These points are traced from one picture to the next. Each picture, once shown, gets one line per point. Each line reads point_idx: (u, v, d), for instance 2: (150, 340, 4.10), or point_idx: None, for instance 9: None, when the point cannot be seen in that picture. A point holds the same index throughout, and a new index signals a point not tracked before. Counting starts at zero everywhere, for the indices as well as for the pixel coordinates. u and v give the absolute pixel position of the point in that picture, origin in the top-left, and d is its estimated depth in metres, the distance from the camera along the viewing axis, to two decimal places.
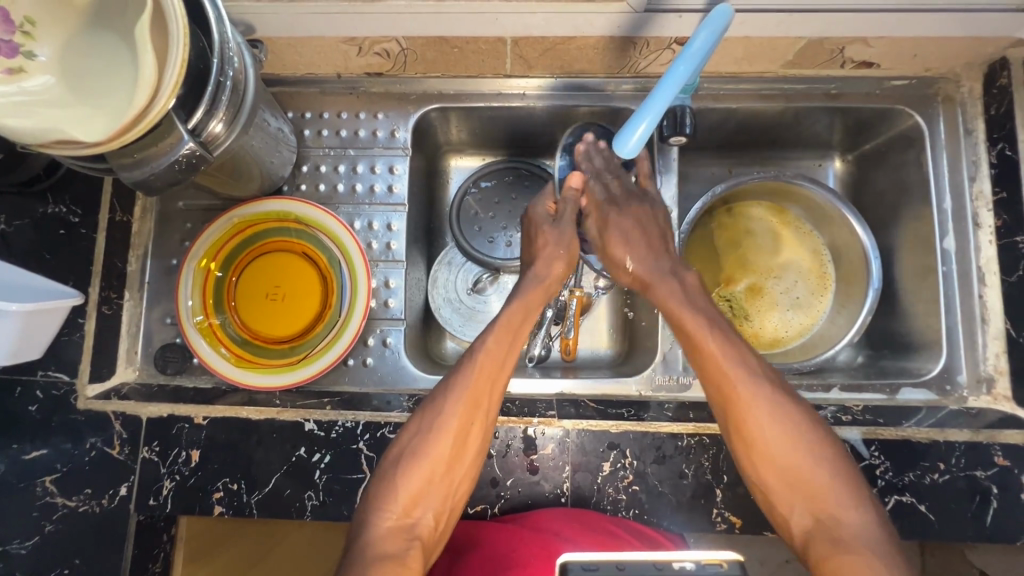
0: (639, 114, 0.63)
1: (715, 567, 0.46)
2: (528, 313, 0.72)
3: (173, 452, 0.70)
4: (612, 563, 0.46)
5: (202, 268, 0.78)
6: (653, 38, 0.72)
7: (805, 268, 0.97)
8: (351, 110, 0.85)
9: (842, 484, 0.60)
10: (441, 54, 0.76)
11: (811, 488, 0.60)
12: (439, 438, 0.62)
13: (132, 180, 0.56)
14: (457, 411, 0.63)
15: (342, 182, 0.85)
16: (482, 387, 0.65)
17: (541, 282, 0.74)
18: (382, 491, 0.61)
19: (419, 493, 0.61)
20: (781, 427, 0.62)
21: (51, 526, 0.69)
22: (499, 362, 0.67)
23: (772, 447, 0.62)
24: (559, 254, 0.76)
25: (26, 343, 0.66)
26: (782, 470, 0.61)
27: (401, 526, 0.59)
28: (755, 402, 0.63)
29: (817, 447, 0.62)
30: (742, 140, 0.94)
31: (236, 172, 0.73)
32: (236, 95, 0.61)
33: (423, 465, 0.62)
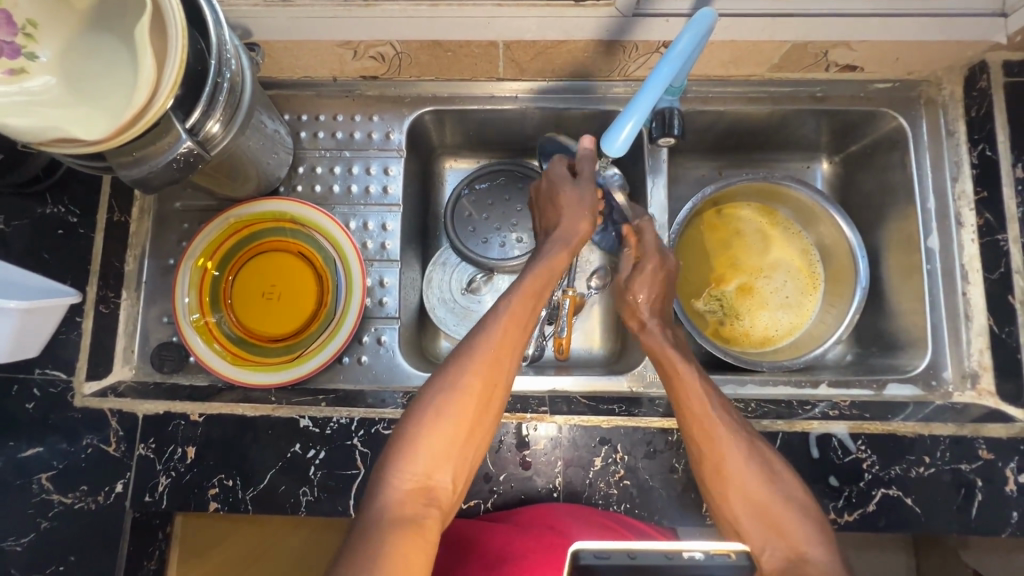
0: (626, 112, 0.64)
1: (722, 557, 0.51)
2: (551, 271, 0.71)
3: (168, 449, 0.71)
4: (624, 552, 0.50)
5: (199, 267, 0.79)
6: (641, 42, 0.73)
7: (794, 267, 0.98)
8: (347, 113, 0.87)
9: (810, 522, 0.57)
10: (435, 57, 0.78)
11: (783, 530, 0.57)
12: (463, 397, 0.60)
13: (130, 179, 0.57)
14: (479, 370, 0.61)
15: (338, 184, 0.86)
16: (505, 348, 0.64)
17: (566, 246, 0.73)
18: (400, 452, 0.59)
19: (439, 453, 0.59)
20: (757, 469, 0.61)
21: (47, 524, 0.69)
22: (521, 324, 0.66)
23: (748, 485, 0.60)
24: (581, 218, 0.75)
25: (23, 341, 0.67)
26: (755, 505, 0.59)
27: (420, 490, 0.58)
28: (730, 435, 0.62)
29: (792, 492, 0.60)
30: (731, 143, 0.96)
31: (233, 173, 0.74)
32: (234, 95, 0.62)
33: (446, 425, 0.59)
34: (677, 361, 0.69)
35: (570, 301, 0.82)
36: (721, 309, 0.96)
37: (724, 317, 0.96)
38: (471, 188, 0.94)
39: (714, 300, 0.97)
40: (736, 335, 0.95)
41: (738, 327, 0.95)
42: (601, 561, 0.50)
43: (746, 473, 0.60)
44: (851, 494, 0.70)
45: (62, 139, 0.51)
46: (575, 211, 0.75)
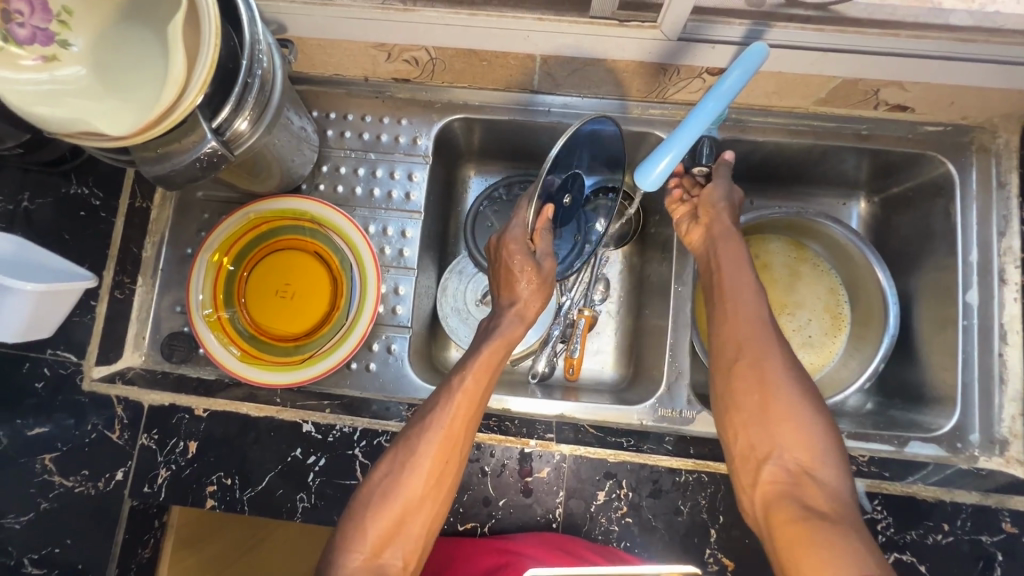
0: (665, 146, 0.63)
1: None
2: (503, 345, 0.72)
3: (170, 442, 0.71)
4: None
5: (215, 261, 0.78)
6: (684, 67, 0.72)
7: (820, 307, 0.96)
8: (375, 113, 0.85)
9: (826, 451, 0.61)
10: (470, 66, 0.77)
11: (799, 444, 0.62)
12: (408, 481, 0.63)
13: (154, 176, 0.55)
14: (429, 454, 0.63)
15: (360, 185, 0.85)
16: (458, 422, 0.65)
17: (522, 322, 0.75)
18: (350, 531, 0.62)
19: (390, 533, 0.62)
20: (793, 393, 0.64)
21: (46, 504, 0.70)
22: (478, 398, 0.67)
23: (771, 417, 0.63)
24: (537, 298, 0.75)
25: (36, 322, 0.67)
26: (773, 422, 0.63)
27: (370, 565, 0.61)
28: (767, 365, 0.65)
29: (818, 420, 0.62)
30: (765, 174, 0.93)
31: (256, 169, 0.73)
32: (266, 94, 0.61)
33: (391, 506, 0.62)
34: (724, 277, 0.72)
35: (586, 320, 0.86)
36: None
37: None
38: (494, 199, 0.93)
39: None
40: None
41: None
42: None
43: (776, 402, 0.64)
44: None
45: (86, 132, 0.50)
46: (540, 290, 0.75)
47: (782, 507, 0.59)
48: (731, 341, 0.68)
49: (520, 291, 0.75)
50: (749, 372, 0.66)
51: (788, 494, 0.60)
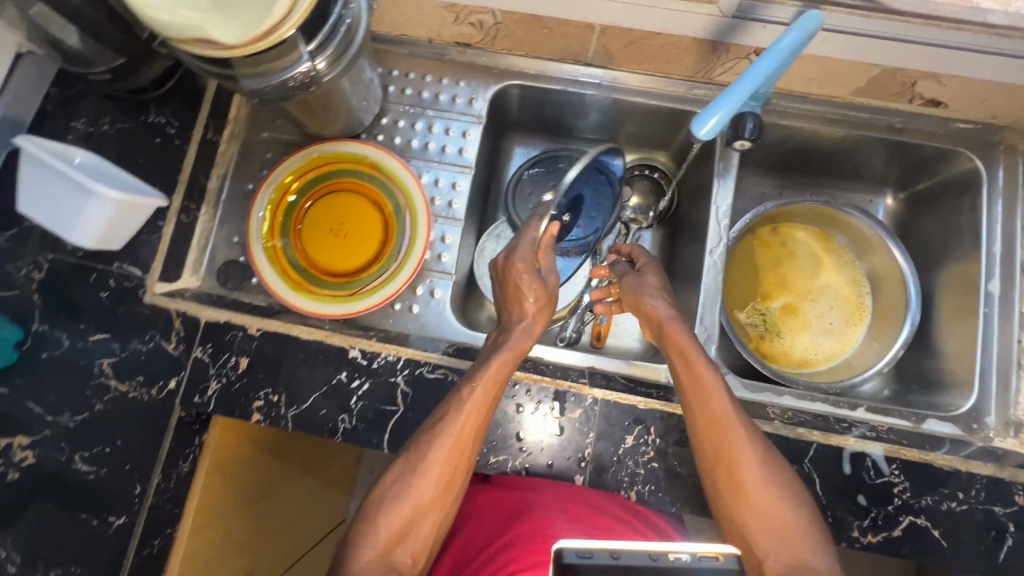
0: (721, 101, 0.66)
1: (711, 560, 0.50)
2: (512, 363, 0.70)
3: (223, 356, 0.74)
4: (607, 552, 0.50)
5: (277, 195, 0.83)
6: (734, 46, 0.77)
7: (842, 296, 1.00)
8: (436, 74, 0.90)
9: (808, 527, 0.63)
10: (531, 32, 0.82)
11: (786, 532, 0.62)
12: (417, 483, 0.65)
13: (252, 91, 0.61)
14: (439, 460, 0.65)
15: (416, 139, 0.89)
16: (467, 429, 0.66)
17: (530, 336, 0.72)
18: (366, 528, 0.65)
19: (401, 533, 0.65)
20: (766, 466, 0.65)
21: (100, 406, 0.74)
22: (484, 407, 0.68)
23: (756, 492, 0.63)
24: (551, 307, 0.75)
25: (113, 231, 0.72)
26: (763, 508, 0.63)
27: (382, 559, 0.64)
28: (745, 445, 0.65)
29: (792, 486, 0.65)
30: (797, 163, 0.98)
31: (327, 109, 0.78)
32: (346, 36, 0.63)
33: (402, 507, 0.65)
34: (693, 364, 0.69)
35: None
36: (764, 325, 0.99)
37: (765, 333, 0.98)
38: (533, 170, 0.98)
39: (757, 313, 0.99)
40: (775, 352, 0.97)
41: (777, 345, 0.98)
42: (582, 561, 0.49)
43: (758, 479, 0.64)
44: (878, 516, 0.69)
45: (199, 38, 0.54)
46: (545, 305, 0.74)
47: None
48: (710, 437, 0.66)
49: (525, 310, 0.73)
50: (729, 459, 0.65)
51: None
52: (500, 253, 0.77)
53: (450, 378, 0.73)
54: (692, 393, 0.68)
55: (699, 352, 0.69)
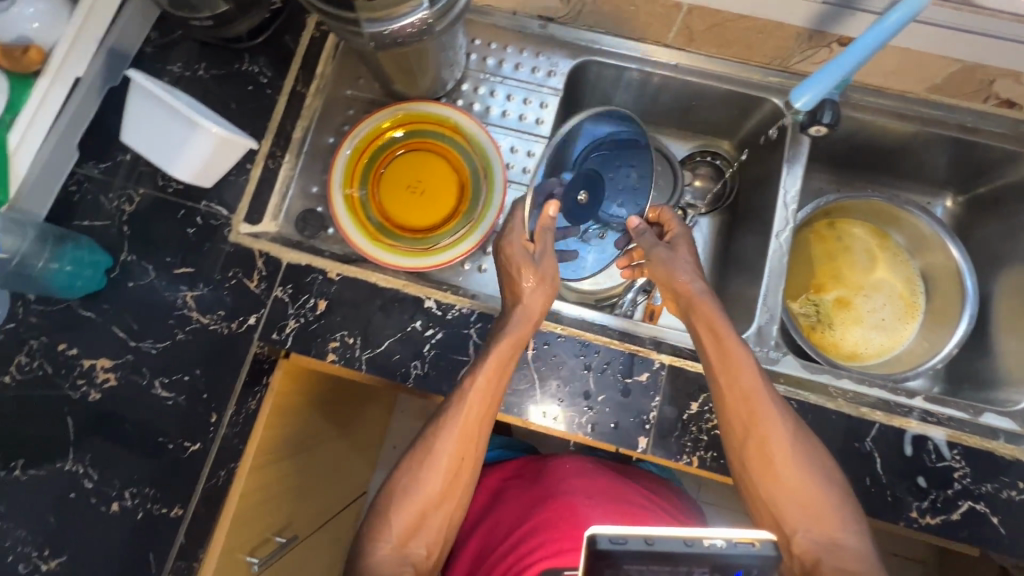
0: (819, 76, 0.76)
1: (746, 545, 0.50)
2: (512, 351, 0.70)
3: (302, 297, 0.77)
4: (640, 537, 0.50)
5: (358, 150, 0.85)
6: (818, 33, 0.78)
7: (895, 293, 1.01)
8: (518, 46, 0.92)
9: (842, 504, 0.64)
10: (617, 9, 0.84)
11: (816, 512, 0.64)
12: (432, 469, 0.67)
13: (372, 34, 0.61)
14: (450, 449, 0.68)
15: (495, 106, 0.91)
16: (473, 419, 0.68)
17: (531, 321, 0.71)
18: (379, 521, 0.67)
19: (416, 525, 0.67)
20: (795, 450, 0.66)
21: (182, 335, 0.76)
22: (489, 397, 0.69)
23: (787, 475, 0.65)
24: (541, 293, 0.72)
25: (210, 169, 0.75)
26: (794, 491, 0.65)
27: (399, 551, 0.66)
28: (776, 430, 0.66)
29: (823, 467, 0.66)
30: (860, 159, 0.99)
31: (419, 68, 0.80)
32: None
33: (416, 498, 0.67)
34: (722, 348, 0.69)
35: None
36: (816, 316, 1.00)
37: (817, 324, 0.99)
38: None
39: (810, 304, 1.00)
40: (826, 343, 0.98)
41: (829, 337, 0.99)
42: (616, 546, 0.49)
43: (788, 465, 0.65)
44: (937, 498, 0.70)
45: None
46: (540, 291, 0.72)
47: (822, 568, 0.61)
48: (737, 428, 0.67)
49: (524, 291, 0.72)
50: (757, 447, 0.66)
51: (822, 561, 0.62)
52: (500, 241, 0.76)
53: None
54: (723, 379, 0.69)
55: (731, 340, 0.69)
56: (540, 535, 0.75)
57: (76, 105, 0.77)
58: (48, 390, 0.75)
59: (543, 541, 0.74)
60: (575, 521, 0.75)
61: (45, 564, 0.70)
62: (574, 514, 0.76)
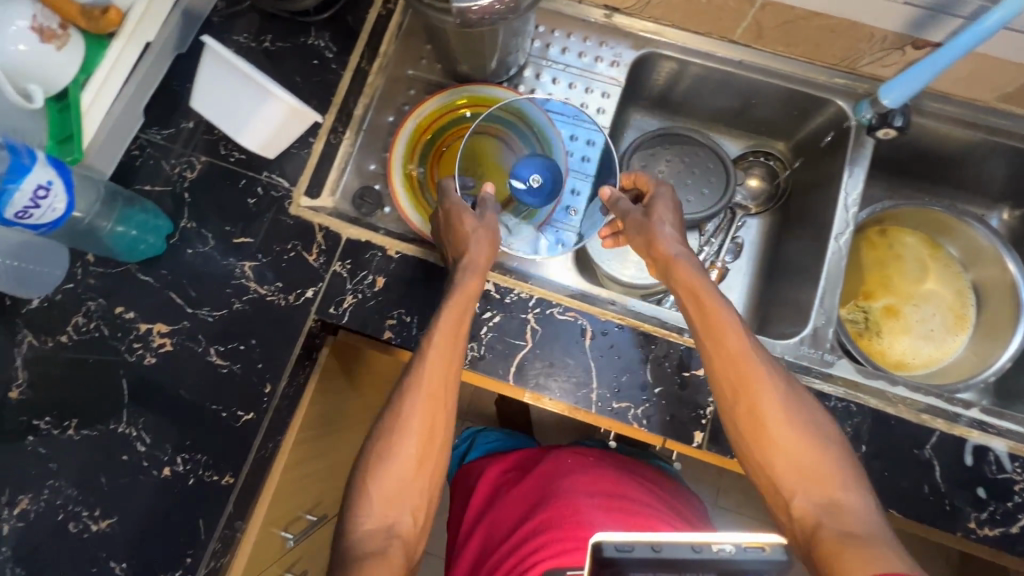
0: (911, 72, 0.75)
1: (755, 550, 0.50)
2: (463, 309, 0.70)
3: (361, 273, 0.76)
4: (648, 544, 0.51)
5: (419, 128, 0.86)
6: (892, 34, 0.78)
7: (946, 304, 0.99)
8: (582, 35, 0.92)
9: (841, 463, 0.62)
10: (687, 1, 0.83)
11: (813, 471, 0.61)
12: (404, 436, 0.66)
13: (459, 8, 0.61)
14: (416, 411, 0.67)
15: (558, 94, 0.91)
16: (435, 380, 0.67)
17: (477, 273, 0.71)
18: (357, 497, 0.65)
19: (395, 496, 0.65)
20: (784, 409, 0.64)
21: (239, 305, 0.76)
22: (449, 357, 0.68)
23: (779, 435, 0.63)
24: (484, 246, 0.73)
25: (276, 138, 0.76)
26: (789, 449, 0.62)
27: (380, 527, 0.63)
28: (765, 387, 0.65)
29: (817, 428, 0.64)
30: (918, 167, 0.98)
31: (489, 52, 0.80)
32: None
33: (391, 469, 0.65)
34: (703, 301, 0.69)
35: None
36: (864, 323, 0.99)
37: (864, 331, 0.98)
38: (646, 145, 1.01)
39: (858, 311, 0.99)
40: (872, 350, 0.97)
41: (875, 344, 0.98)
42: (623, 554, 0.50)
43: (780, 426, 0.63)
44: (996, 510, 0.69)
45: None
46: (480, 242, 0.73)
47: (822, 530, 0.57)
48: (726, 391, 0.66)
49: (468, 239, 0.73)
50: (746, 405, 0.65)
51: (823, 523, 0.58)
52: (440, 203, 0.78)
53: (579, 321, 0.75)
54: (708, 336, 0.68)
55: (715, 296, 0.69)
56: (542, 535, 0.76)
57: (146, 68, 0.77)
58: (105, 351, 0.75)
59: (545, 541, 0.74)
60: (576, 519, 0.75)
61: (95, 525, 0.70)
62: (573, 513, 0.76)
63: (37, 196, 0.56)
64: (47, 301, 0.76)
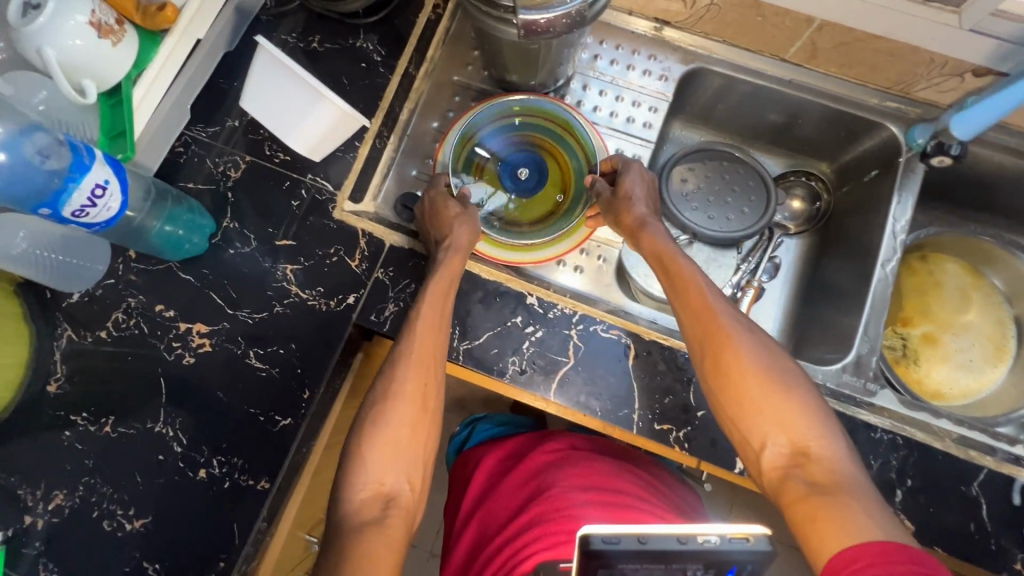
0: (987, 104, 0.73)
1: (741, 541, 0.52)
2: (448, 283, 0.70)
3: (404, 282, 0.76)
4: (633, 536, 0.53)
5: (467, 135, 0.84)
6: (953, 61, 0.76)
7: (986, 334, 0.96)
8: (631, 47, 0.91)
9: (813, 412, 0.61)
10: (743, 18, 0.82)
11: (784, 421, 0.61)
12: (396, 401, 0.66)
13: (526, 20, 0.59)
14: (409, 378, 0.66)
15: (605, 107, 0.92)
16: (424, 346, 0.68)
17: (461, 249, 0.72)
18: (352, 466, 0.63)
19: (389, 461, 0.64)
20: (754, 362, 0.64)
21: (280, 308, 0.75)
22: (436, 327, 0.69)
23: (749, 388, 0.63)
24: (467, 228, 0.74)
25: (324, 141, 0.76)
26: (757, 401, 0.62)
27: (377, 494, 0.62)
28: (732, 341, 0.65)
29: (788, 379, 0.63)
30: (963, 195, 0.96)
31: (540, 63, 0.80)
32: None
33: (385, 435, 0.64)
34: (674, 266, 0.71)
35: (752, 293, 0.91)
36: (901, 350, 0.97)
37: (901, 358, 0.97)
38: (687, 160, 0.98)
39: (896, 338, 0.98)
40: (909, 379, 0.95)
41: (912, 372, 0.96)
42: (609, 545, 0.53)
43: (749, 378, 0.63)
44: None
45: None
46: (462, 225, 0.73)
47: (792, 482, 0.58)
48: (698, 350, 0.67)
49: (450, 220, 0.74)
50: (715, 363, 0.65)
51: (792, 475, 0.58)
52: (429, 190, 0.78)
53: (623, 340, 0.74)
54: (682, 299, 0.70)
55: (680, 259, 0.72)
56: (534, 529, 0.72)
57: (196, 65, 0.76)
58: (144, 350, 0.74)
59: (538, 533, 0.71)
60: (568, 514, 0.71)
61: (130, 524, 0.70)
62: (565, 507, 0.72)
63: (94, 194, 0.56)
64: (87, 296, 0.75)
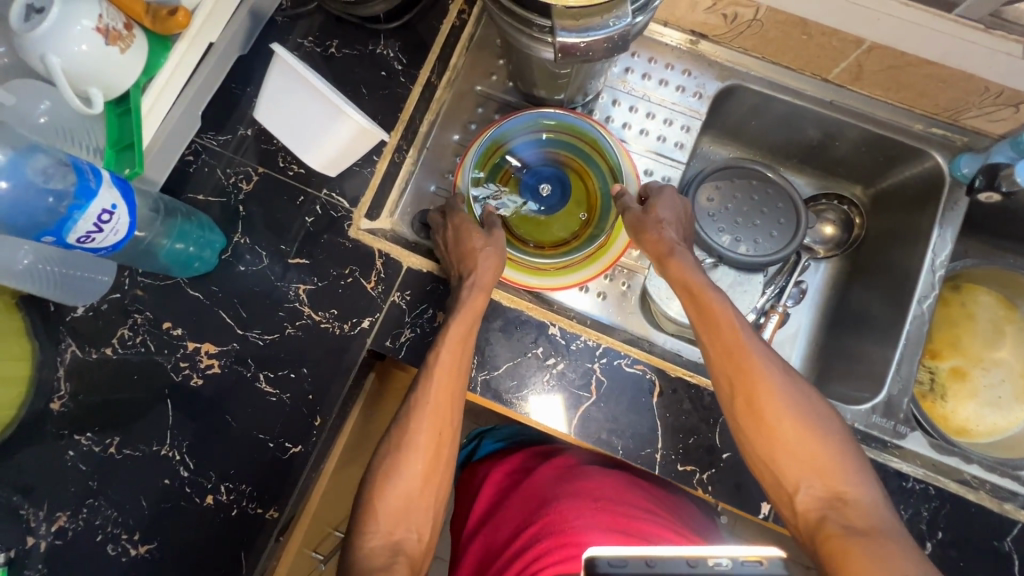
0: None
1: (755, 565, 0.39)
2: (470, 327, 0.67)
3: (421, 307, 0.73)
4: (641, 558, 0.41)
5: (489, 150, 0.80)
6: (1010, 91, 0.71)
7: (1018, 370, 0.93)
8: (665, 61, 0.88)
9: (848, 457, 0.59)
10: (787, 36, 0.77)
11: (819, 465, 0.58)
12: (410, 450, 0.63)
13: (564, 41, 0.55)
14: (425, 429, 0.64)
15: (634, 124, 0.88)
16: (442, 394, 0.65)
17: (485, 291, 0.68)
18: (362, 512, 0.62)
19: (402, 511, 0.62)
20: (788, 404, 0.61)
21: (292, 330, 0.73)
22: (455, 372, 0.66)
23: (784, 432, 0.60)
24: (490, 268, 0.70)
25: (339, 158, 0.72)
26: (792, 444, 0.59)
27: (386, 544, 0.60)
28: (768, 382, 0.61)
29: (822, 423, 0.60)
30: (1003, 226, 0.92)
31: (573, 80, 0.76)
32: (645, 20, 0.59)
33: (398, 487, 0.62)
34: (705, 298, 0.66)
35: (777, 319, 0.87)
36: (929, 384, 0.94)
37: (928, 392, 0.94)
38: (717, 179, 0.93)
39: (924, 371, 0.94)
40: (935, 414, 0.92)
41: (939, 408, 0.93)
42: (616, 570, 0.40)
43: (783, 420, 0.60)
44: None
45: None
46: (487, 263, 0.70)
47: (828, 527, 0.55)
48: (729, 391, 0.63)
49: (474, 257, 0.70)
50: (748, 405, 0.62)
51: (829, 518, 0.55)
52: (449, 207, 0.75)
53: (647, 375, 0.71)
54: (712, 333, 0.65)
55: (710, 290, 0.66)
56: (541, 543, 0.67)
57: (207, 70, 0.72)
58: (150, 369, 0.72)
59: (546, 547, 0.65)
60: (576, 525, 0.66)
61: (134, 549, 0.68)
62: (567, 520, 0.68)
63: (100, 220, 0.53)
64: (92, 311, 0.72)
